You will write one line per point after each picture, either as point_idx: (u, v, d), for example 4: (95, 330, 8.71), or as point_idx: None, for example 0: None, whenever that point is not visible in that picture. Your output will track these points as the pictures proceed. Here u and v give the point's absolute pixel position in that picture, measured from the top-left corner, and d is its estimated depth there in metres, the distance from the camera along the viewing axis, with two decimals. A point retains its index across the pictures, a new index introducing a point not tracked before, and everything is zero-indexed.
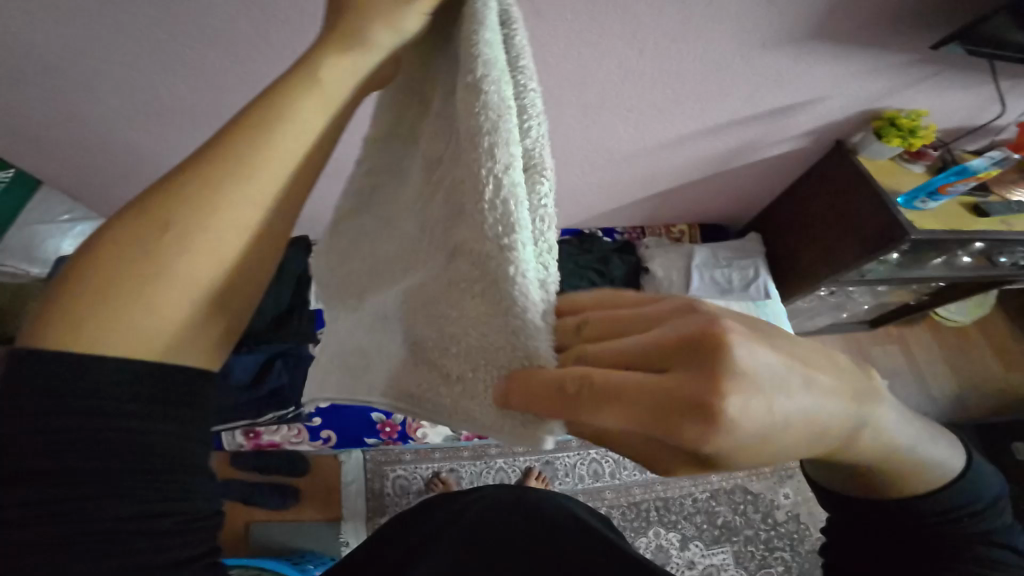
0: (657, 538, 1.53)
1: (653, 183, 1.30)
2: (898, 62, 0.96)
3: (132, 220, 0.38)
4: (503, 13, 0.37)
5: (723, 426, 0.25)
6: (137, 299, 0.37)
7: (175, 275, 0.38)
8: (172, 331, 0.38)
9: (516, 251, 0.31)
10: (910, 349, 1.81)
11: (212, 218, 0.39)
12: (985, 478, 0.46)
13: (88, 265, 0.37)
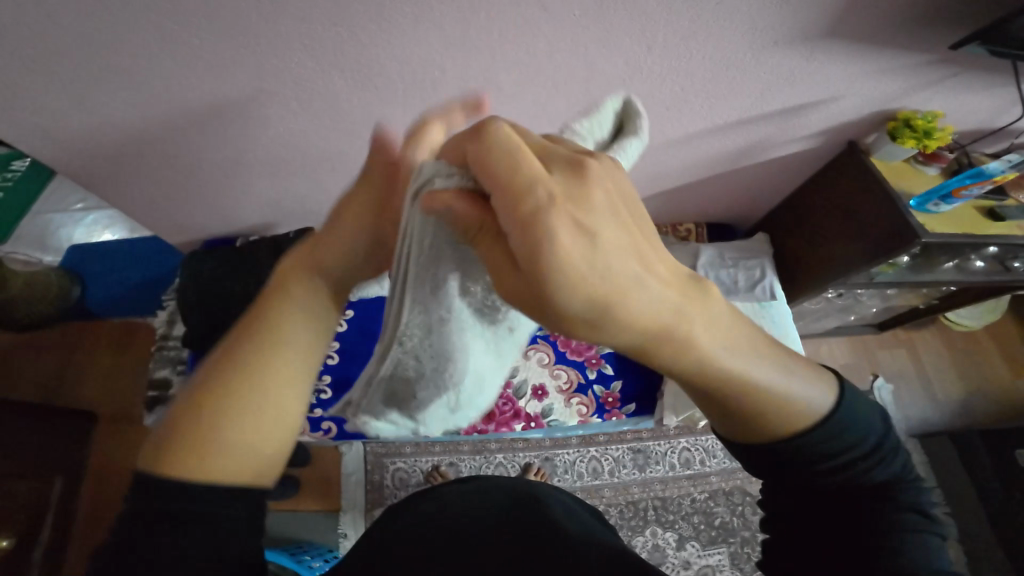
0: (653, 538, 1.53)
1: (661, 181, 1.29)
2: (916, 62, 0.94)
3: (213, 383, 0.49)
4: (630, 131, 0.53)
5: (552, 235, 0.35)
6: (212, 442, 0.47)
7: (243, 418, 0.49)
8: (241, 461, 0.48)
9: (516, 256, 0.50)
10: (917, 353, 1.79)
11: (267, 378, 0.50)
12: (885, 446, 0.51)
13: (183, 422, 0.48)
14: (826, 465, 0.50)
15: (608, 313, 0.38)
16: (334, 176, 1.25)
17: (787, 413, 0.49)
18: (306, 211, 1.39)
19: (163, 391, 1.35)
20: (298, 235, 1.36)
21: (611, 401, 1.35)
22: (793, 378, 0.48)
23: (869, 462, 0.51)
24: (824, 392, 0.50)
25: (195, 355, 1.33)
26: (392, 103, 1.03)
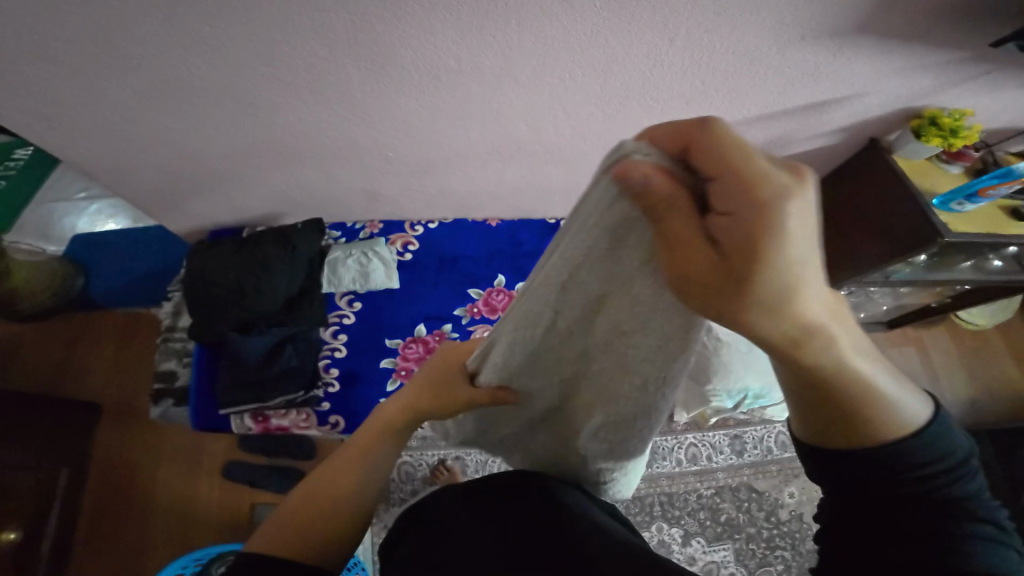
0: (659, 533, 1.54)
1: None
2: (946, 59, 0.92)
3: (320, 477, 0.62)
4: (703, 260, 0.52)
5: (767, 202, 0.36)
6: (312, 524, 0.58)
7: (333, 506, 0.60)
8: (326, 542, 0.58)
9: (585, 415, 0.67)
10: (926, 351, 1.79)
11: (357, 473, 0.63)
12: (959, 448, 0.48)
13: (292, 508, 0.59)
14: (894, 469, 0.47)
15: (776, 301, 0.40)
16: (345, 167, 1.23)
17: (882, 433, 0.47)
18: (315, 202, 1.37)
19: (169, 384, 1.33)
20: (304, 226, 1.35)
21: None
22: (909, 394, 0.48)
23: (951, 477, 0.47)
24: (922, 408, 0.48)
25: (201, 348, 1.31)
26: (407, 94, 1.01)
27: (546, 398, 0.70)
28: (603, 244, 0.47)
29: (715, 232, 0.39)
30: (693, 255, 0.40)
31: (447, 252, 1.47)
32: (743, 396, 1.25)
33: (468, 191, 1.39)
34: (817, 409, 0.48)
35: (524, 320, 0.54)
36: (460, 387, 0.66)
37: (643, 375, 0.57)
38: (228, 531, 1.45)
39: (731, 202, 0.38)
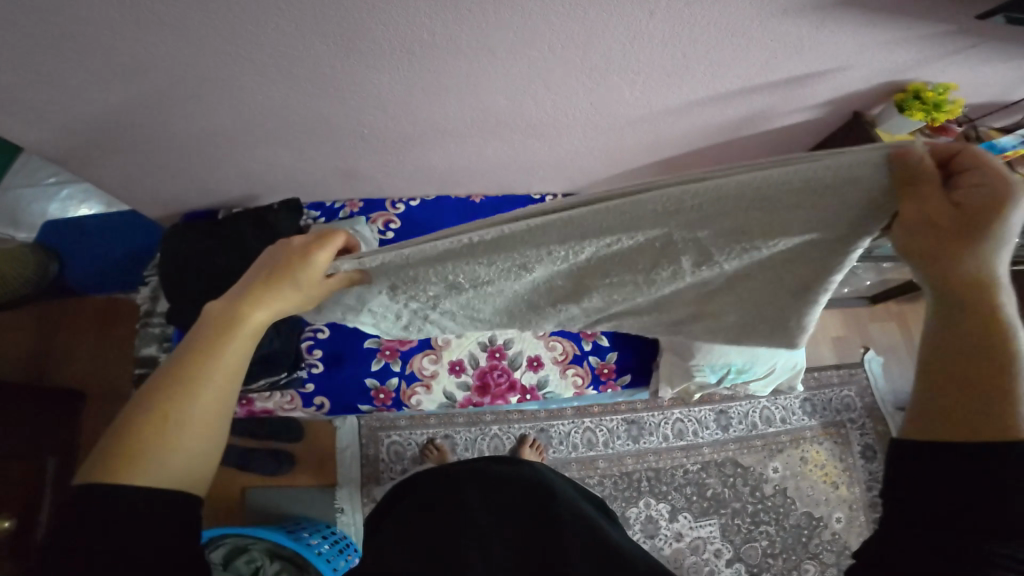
0: (647, 508, 1.58)
1: (657, 149, 1.26)
2: (932, 32, 0.89)
3: (155, 397, 0.53)
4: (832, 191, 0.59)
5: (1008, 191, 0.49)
6: (154, 451, 0.51)
7: (179, 427, 0.53)
8: (178, 469, 0.52)
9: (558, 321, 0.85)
10: (908, 326, 1.87)
11: (200, 386, 0.55)
12: None
13: (124, 433, 0.52)
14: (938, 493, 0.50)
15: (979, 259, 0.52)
16: (322, 147, 1.20)
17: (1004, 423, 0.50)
18: (289, 181, 1.33)
19: (150, 369, 1.34)
20: (280, 206, 1.32)
21: (606, 372, 1.35)
22: None
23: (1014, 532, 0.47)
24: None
25: (180, 333, 1.29)
26: (379, 69, 0.97)
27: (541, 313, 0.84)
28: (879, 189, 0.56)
29: (959, 200, 0.52)
30: (927, 200, 0.53)
31: (430, 230, 1.45)
32: (726, 371, 1.27)
33: (449, 168, 1.35)
34: (972, 375, 0.52)
35: (693, 195, 0.57)
36: (314, 270, 0.63)
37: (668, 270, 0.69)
38: (220, 511, 1.48)
39: (977, 188, 0.51)
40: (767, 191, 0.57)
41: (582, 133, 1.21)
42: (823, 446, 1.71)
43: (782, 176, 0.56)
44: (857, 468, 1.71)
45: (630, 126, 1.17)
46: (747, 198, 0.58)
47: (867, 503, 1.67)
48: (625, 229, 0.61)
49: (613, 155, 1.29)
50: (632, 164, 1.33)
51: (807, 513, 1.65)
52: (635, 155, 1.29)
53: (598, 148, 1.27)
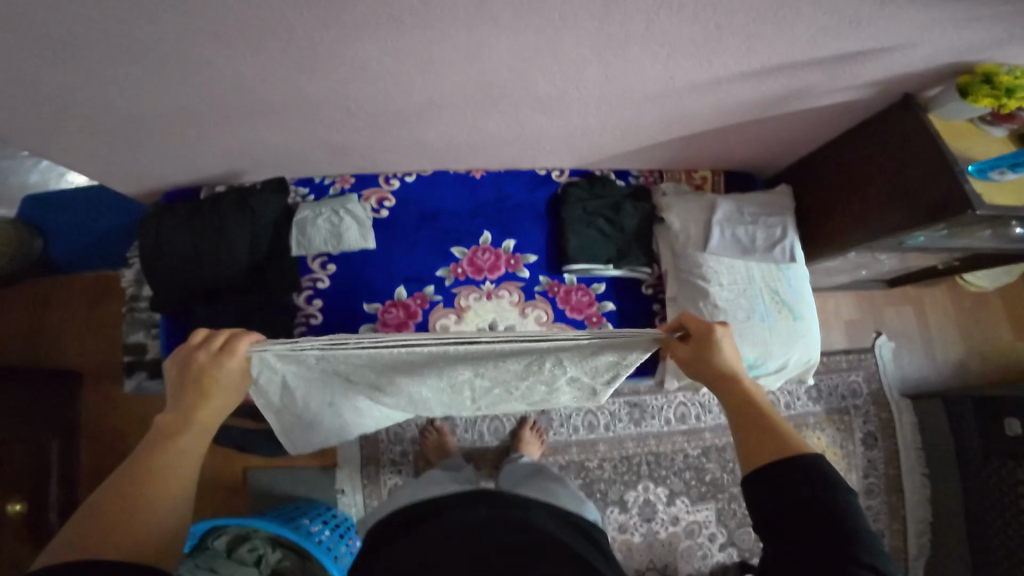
0: (645, 492, 1.66)
1: (679, 126, 1.14)
2: (1015, 6, 0.76)
3: (124, 480, 0.65)
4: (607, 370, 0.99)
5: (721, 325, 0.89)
6: (129, 515, 0.61)
7: (150, 496, 0.64)
8: (149, 535, 0.61)
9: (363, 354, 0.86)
10: (923, 310, 1.82)
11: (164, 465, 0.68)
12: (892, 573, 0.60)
13: (91, 509, 0.61)
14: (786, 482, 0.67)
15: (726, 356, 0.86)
16: (308, 122, 1.09)
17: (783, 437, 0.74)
18: (274, 157, 1.23)
19: (139, 356, 1.35)
20: (263, 186, 1.26)
21: None
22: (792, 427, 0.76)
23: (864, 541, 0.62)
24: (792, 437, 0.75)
25: (166, 318, 1.28)
26: (365, 38, 0.84)
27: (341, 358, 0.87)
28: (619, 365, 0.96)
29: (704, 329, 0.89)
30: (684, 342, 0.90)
31: (428, 207, 1.36)
32: None
33: (448, 142, 1.24)
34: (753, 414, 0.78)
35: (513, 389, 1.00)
36: (226, 366, 0.79)
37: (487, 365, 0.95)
38: (232, 484, 1.61)
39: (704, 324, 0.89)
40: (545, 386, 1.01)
41: (594, 109, 1.09)
42: (825, 433, 1.73)
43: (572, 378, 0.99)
44: (855, 455, 1.75)
45: (649, 102, 1.05)
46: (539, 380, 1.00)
47: (862, 490, 1.74)
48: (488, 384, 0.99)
49: (629, 133, 1.18)
50: (648, 142, 1.22)
51: None
52: (653, 133, 1.18)
53: (613, 122, 1.14)
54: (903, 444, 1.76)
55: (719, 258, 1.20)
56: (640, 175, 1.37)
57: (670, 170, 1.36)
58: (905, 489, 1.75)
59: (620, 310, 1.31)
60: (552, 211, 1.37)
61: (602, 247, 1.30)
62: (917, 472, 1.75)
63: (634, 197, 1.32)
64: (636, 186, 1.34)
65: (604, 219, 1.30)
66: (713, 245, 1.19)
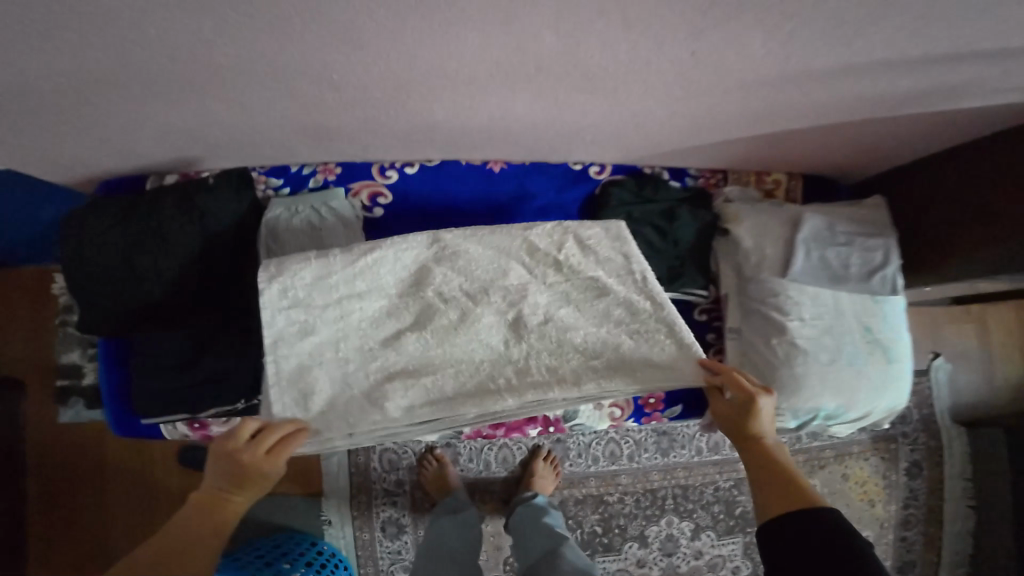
0: (669, 527, 1.48)
1: (763, 114, 0.89)
2: None
3: None
4: (639, 312, 0.83)
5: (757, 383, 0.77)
6: None
7: None
8: None
9: (408, 404, 0.81)
10: (987, 329, 1.62)
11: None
12: None
13: None
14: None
15: (760, 418, 0.75)
16: (273, 91, 0.81)
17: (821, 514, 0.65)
18: (238, 138, 0.95)
19: (76, 380, 1.10)
20: (216, 183, 0.95)
21: (652, 403, 1.08)
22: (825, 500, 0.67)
23: None
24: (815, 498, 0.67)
25: (105, 343, 1.02)
26: None
27: (383, 405, 0.80)
28: (668, 331, 0.82)
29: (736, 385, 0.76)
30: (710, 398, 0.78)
31: (433, 206, 1.10)
32: (813, 416, 0.97)
33: (465, 127, 0.97)
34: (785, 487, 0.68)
35: (530, 290, 0.85)
36: (261, 468, 0.69)
37: (513, 333, 0.84)
38: None
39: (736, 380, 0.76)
40: (557, 264, 0.85)
41: (660, 92, 0.84)
42: (868, 462, 1.57)
43: (614, 302, 0.84)
44: (897, 485, 1.58)
45: (734, 84, 0.81)
46: (567, 282, 0.85)
47: (899, 522, 1.59)
48: (513, 305, 0.84)
49: (698, 124, 0.94)
50: (718, 136, 0.97)
51: None
52: (728, 123, 0.93)
53: (681, 109, 0.89)
54: (950, 473, 1.58)
55: (802, 285, 0.96)
56: (700, 175, 1.11)
57: (737, 171, 1.11)
58: (945, 520, 1.58)
59: None
60: (587, 215, 1.11)
61: (650, 264, 1.04)
62: (962, 505, 1.58)
63: (691, 204, 1.06)
64: (694, 189, 1.08)
65: (654, 228, 1.05)
66: (796, 271, 0.96)
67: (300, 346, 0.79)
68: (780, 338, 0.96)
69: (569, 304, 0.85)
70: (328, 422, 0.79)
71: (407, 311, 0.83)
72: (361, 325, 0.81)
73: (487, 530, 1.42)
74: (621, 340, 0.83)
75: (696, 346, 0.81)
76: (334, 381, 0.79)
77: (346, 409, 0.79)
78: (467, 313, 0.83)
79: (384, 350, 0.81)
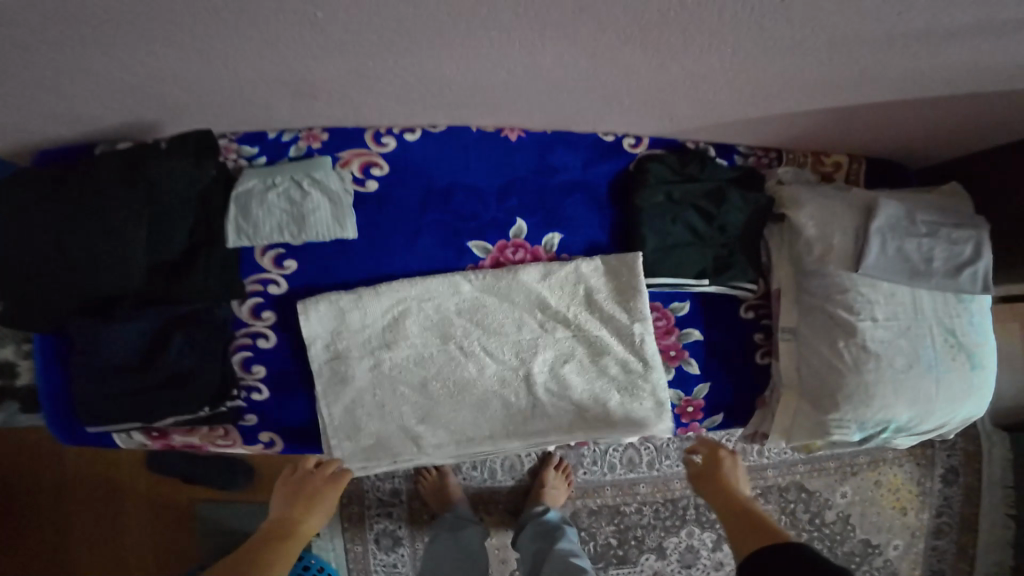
0: (689, 538, 1.36)
1: (835, 75, 0.74)
2: None
3: None
4: (633, 375, 0.90)
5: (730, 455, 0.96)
6: None
7: None
8: None
9: (437, 442, 0.91)
10: None
11: None
12: None
13: None
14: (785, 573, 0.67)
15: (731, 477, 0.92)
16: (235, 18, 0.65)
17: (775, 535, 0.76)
18: (196, 86, 0.79)
19: (9, 381, 0.93)
20: (170, 146, 0.81)
21: (690, 412, 0.94)
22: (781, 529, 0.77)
23: None
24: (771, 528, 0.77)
25: (41, 339, 0.87)
26: None
27: (416, 441, 0.91)
28: (652, 372, 0.89)
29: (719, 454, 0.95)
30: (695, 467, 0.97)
31: (436, 180, 0.93)
32: (881, 428, 0.84)
33: (477, 85, 0.81)
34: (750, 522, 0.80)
35: (539, 340, 0.90)
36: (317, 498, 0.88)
37: (523, 381, 0.90)
38: (170, 531, 1.16)
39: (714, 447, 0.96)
40: (575, 306, 0.91)
41: (722, 42, 0.68)
42: (902, 468, 1.46)
43: (618, 354, 0.90)
44: (930, 492, 1.48)
45: (819, 30, 0.65)
46: (579, 330, 0.90)
47: (930, 530, 1.48)
48: (524, 350, 0.90)
49: (759, 90, 0.78)
50: (778, 104, 0.82)
51: (865, 540, 1.46)
52: (796, 87, 0.77)
53: (743, 68, 0.73)
54: (987, 480, 1.47)
55: (875, 280, 0.82)
56: (750, 153, 0.95)
57: (792, 151, 0.95)
58: (979, 529, 1.48)
59: (710, 342, 0.94)
60: (617, 194, 0.94)
61: (690, 252, 0.89)
62: (999, 514, 1.47)
63: (741, 184, 0.91)
64: (743, 167, 0.92)
65: (698, 211, 0.89)
66: (870, 265, 0.81)
67: (344, 389, 0.90)
68: (847, 344, 0.82)
69: (570, 360, 0.90)
70: (372, 454, 0.92)
71: (431, 357, 0.90)
72: (394, 372, 0.90)
73: (492, 543, 1.29)
74: (619, 388, 0.90)
75: (668, 414, 0.91)
76: (374, 423, 0.91)
77: (386, 449, 0.92)
78: (484, 359, 0.90)
79: (414, 390, 0.90)
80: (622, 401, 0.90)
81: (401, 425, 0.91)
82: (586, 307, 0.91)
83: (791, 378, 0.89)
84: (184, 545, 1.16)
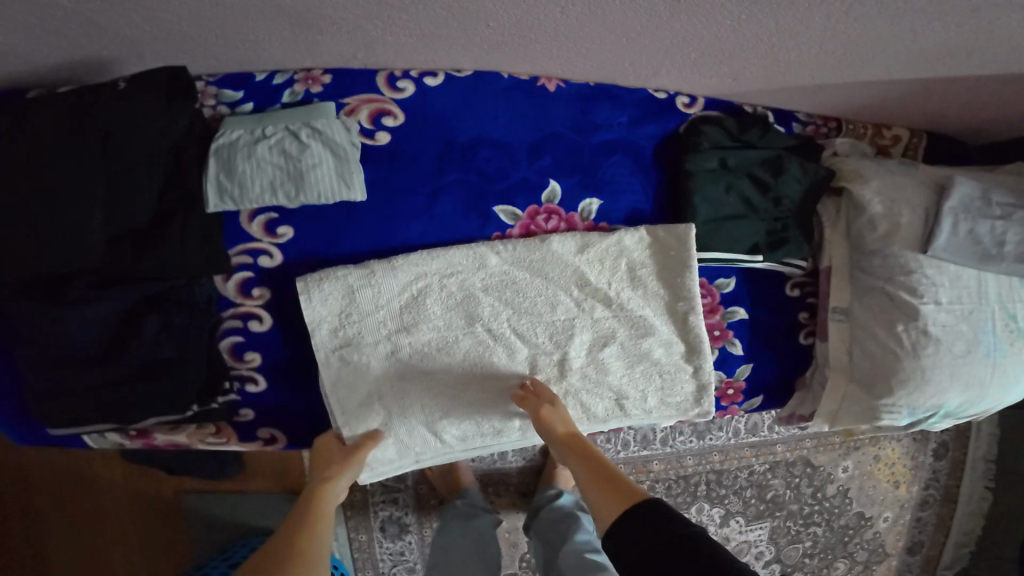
0: (699, 514, 1.35)
1: (930, 32, 0.65)
2: None
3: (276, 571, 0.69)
4: (677, 362, 0.83)
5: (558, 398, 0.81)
6: None
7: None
8: None
9: (464, 436, 0.83)
10: None
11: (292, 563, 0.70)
12: None
13: None
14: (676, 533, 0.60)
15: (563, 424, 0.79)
16: None
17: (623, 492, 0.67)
18: (171, 9, 0.63)
19: None
20: (128, 88, 0.65)
21: (731, 395, 0.89)
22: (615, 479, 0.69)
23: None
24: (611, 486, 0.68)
25: None
26: None
27: (440, 434, 0.82)
28: (694, 356, 0.83)
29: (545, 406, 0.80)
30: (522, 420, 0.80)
31: (460, 136, 0.80)
32: (929, 414, 0.81)
33: (519, 25, 0.68)
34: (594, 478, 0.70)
35: (576, 321, 0.81)
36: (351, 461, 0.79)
37: (559, 366, 0.82)
38: (151, 529, 1.05)
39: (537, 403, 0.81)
40: (615, 284, 0.82)
41: None
42: (900, 443, 1.48)
43: (661, 335, 0.83)
44: (921, 466, 1.50)
45: None
46: (621, 309, 0.82)
47: (917, 502, 1.52)
48: (560, 331, 0.81)
49: (839, 48, 0.69)
50: (853, 68, 0.73)
51: (861, 513, 1.48)
52: (880, 47, 0.68)
53: (831, 22, 0.63)
54: (973, 454, 1.51)
55: (941, 263, 0.77)
56: (809, 121, 0.87)
57: (853, 120, 0.88)
58: (959, 501, 1.52)
59: (754, 322, 0.88)
60: (663, 160, 0.85)
61: (742, 226, 0.81)
62: (979, 486, 1.51)
63: (799, 154, 0.83)
64: (802, 137, 0.85)
65: (753, 181, 0.81)
66: (940, 247, 0.76)
67: (354, 377, 0.79)
68: (905, 329, 0.77)
69: (610, 342, 0.82)
70: (390, 451, 0.83)
71: (456, 342, 0.80)
72: (414, 359, 0.80)
73: (502, 526, 1.24)
74: (661, 371, 0.83)
75: (711, 400, 0.85)
76: (391, 417, 0.81)
77: (409, 445, 0.83)
78: (515, 343, 0.81)
79: (434, 378, 0.80)
80: (664, 383, 0.84)
81: (422, 415, 0.81)
82: (627, 282, 0.82)
83: (839, 361, 0.84)
84: (172, 540, 1.05)
